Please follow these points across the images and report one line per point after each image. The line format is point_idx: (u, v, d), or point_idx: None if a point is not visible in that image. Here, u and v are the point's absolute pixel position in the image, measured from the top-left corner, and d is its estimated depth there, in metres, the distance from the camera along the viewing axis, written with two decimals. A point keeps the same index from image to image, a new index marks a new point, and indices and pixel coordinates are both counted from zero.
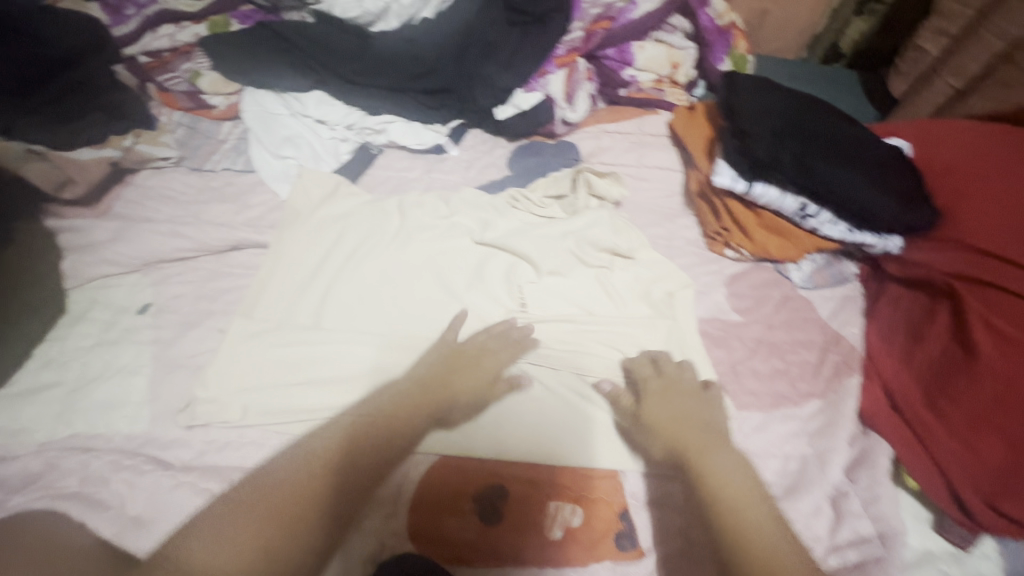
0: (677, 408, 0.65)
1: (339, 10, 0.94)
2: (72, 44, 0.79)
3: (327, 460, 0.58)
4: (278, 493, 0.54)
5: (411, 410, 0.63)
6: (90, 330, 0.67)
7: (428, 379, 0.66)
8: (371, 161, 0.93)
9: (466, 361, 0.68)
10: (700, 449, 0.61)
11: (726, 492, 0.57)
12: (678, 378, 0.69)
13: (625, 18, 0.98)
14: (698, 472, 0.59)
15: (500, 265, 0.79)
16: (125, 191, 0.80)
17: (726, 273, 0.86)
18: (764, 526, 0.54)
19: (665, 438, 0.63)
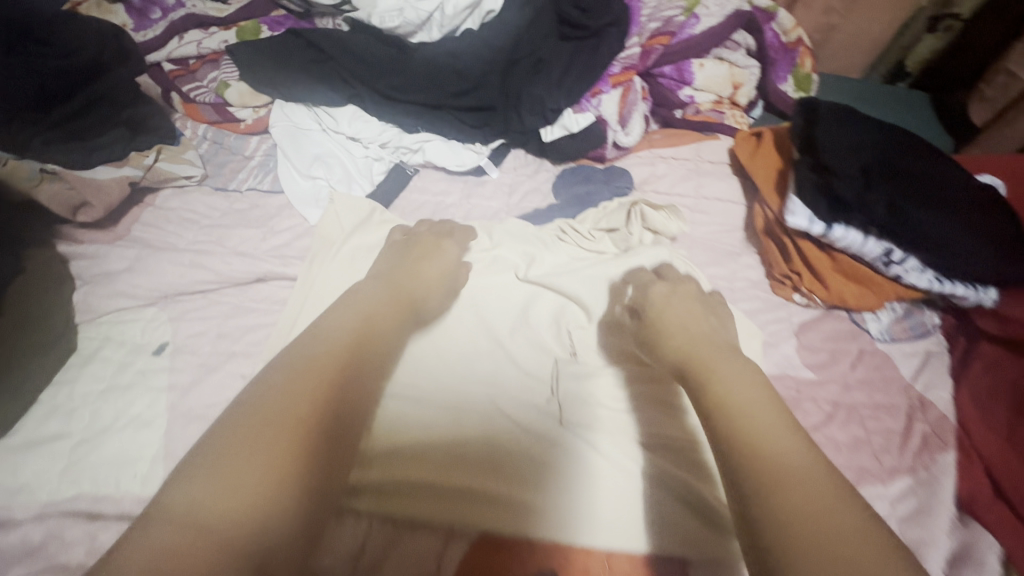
0: (685, 319, 0.64)
1: (377, 20, 0.88)
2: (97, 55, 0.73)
3: (333, 382, 0.50)
4: (311, 352, 0.51)
5: (387, 316, 0.61)
6: (102, 371, 0.61)
7: (392, 277, 0.67)
8: (405, 182, 0.86)
9: (412, 258, 0.71)
10: (706, 360, 0.56)
11: (729, 389, 0.51)
12: (677, 289, 0.69)
13: (685, 33, 0.90)
14: (703, 373, 0.55)
15: (544, 306, 0.73)
16: (145, 213, 0.75)
17: (794, 321, 0.77)
18: (761, 408, 0.49)
19: (675, 346, 0.60)
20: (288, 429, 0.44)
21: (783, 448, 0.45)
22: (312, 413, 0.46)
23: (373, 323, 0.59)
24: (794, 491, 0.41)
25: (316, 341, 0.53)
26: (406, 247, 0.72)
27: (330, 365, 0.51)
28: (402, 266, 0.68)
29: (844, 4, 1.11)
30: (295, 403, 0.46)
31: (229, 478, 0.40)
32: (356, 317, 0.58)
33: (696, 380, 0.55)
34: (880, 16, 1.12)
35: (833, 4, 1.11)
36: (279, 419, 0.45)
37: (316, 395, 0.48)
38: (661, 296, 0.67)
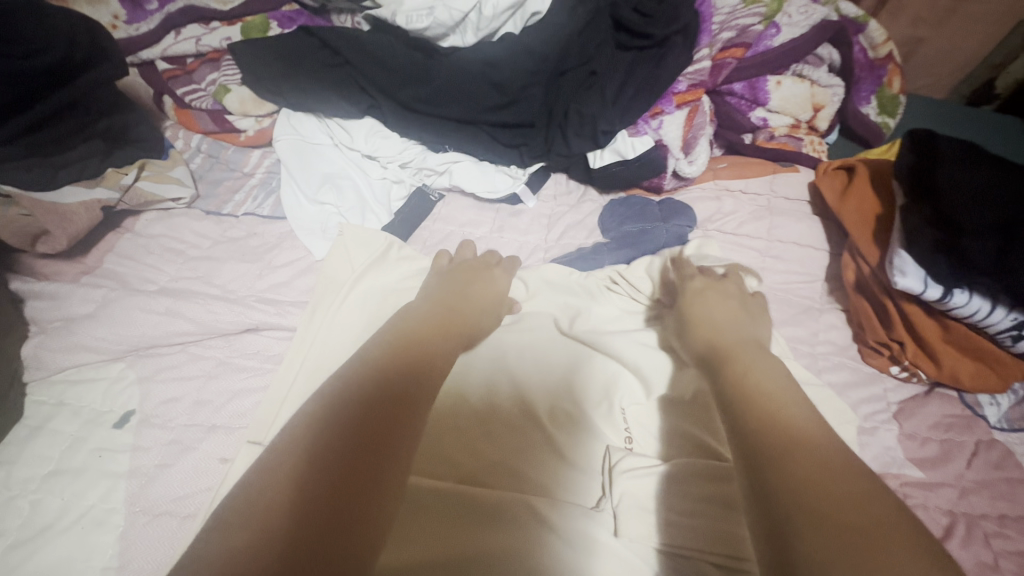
0: (721, 310, 0.55)
1: (402, 20, 0.74)
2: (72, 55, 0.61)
3: (383, 419, 0.38)
4: (370, 369, 0.42)
5: (435, 332, 0.50)
6: (50, 449, 0.49)
7: (442, 297, 0.56)
8: (428, 210, 0.74)
9: (460, 276, 0.60)
10: (734, 349, 0.48)
11: (751, 374, 0.43)
12: (719, 286, 0.59)
13: (762, 45, 0.77)
14: (730, 364, 0.46)
15: (595, 383, 0.59)
16: (122, 242, 0.63)
17: (891, 400, 0.64)
18: (776, 388, 0.41)
19: (705, 338, 0.52)
20: (314, 476, 0.34)
21: (798, 423, 0.37)
22: (345, 463, 0.34)
23: (425, 346, 0.47)
24: (798, 461, 0.33)
25: (366, 366, 0.43)
26: (450, 271, 0.61)
27: (377, 399, 0.39)
28: (456, 286, 0.58)
29: (937, 15, 0.96)
30: (328, 442, 0.36)
31: (238, 522, 0.31)
32: (393, 333, 0.48)
33: (722, 371, 0.45)
34: (978, 30, 0.98)
35: (922, 15, 0.97)
36: (308, 455, 0.35)
37: (355, 434, 0.36)
38: (695, 287, 0.59)
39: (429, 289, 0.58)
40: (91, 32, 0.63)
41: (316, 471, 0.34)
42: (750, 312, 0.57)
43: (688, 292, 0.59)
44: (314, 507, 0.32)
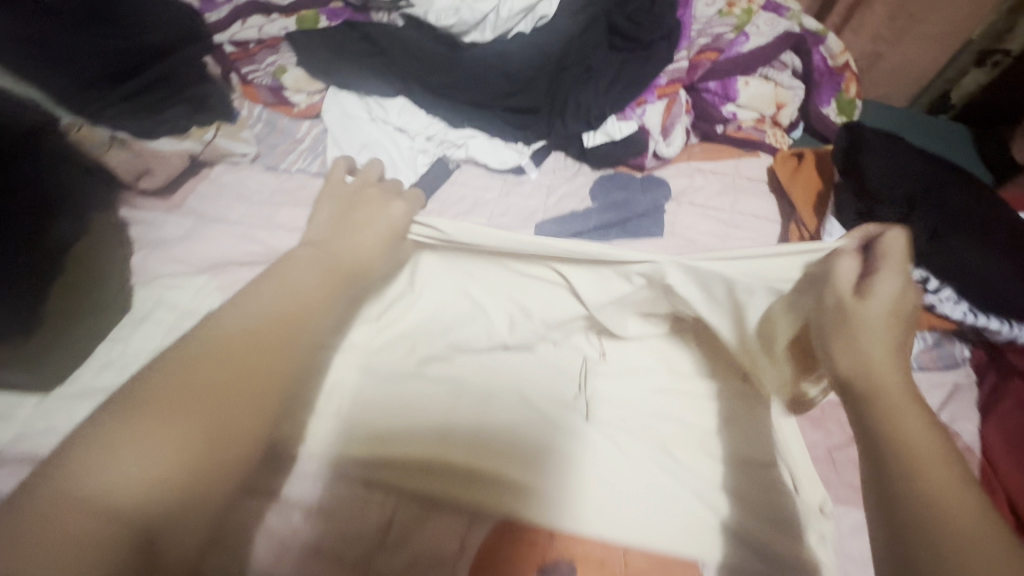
0: (887, 333, 0.46)
1: (433, 18, 0.89)
2: (169, 38, 0.78)
3: (268, 373, 0.44)
4: (254, 315, 0.47)
5: (327, 282, 0.53)
6: (154, 332, 0.64)
7: (326, 242, 0.57)
8: (447, 175, 0.89)
9: (352, 222, 0.60)
10: (892, 390, 0.43)
11: (911, 432, 0.41)
12: (902, 299, 0.48)
13: (734, 51, 0.92)
14: (885, 404, 0.42)
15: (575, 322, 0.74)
16: (201, 185, 0.78)
17: None
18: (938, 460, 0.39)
19: (858, 361, 0.46)
20: (223, 413, 0.41)
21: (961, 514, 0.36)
22: (231, 391, 0.42)
23: (307, 295, 0.51)
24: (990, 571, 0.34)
25: (256, 317, 0.47)
26: (352, 196, 0.64)
27: (265, 348, 0.45)
28: (341, 223, 0.60)
29: (892, 33, 1.11)
30: (237, 385, 0.42)
31: (150, 455, 0.37)
32: (280, 278, 0.51)
33: (872, 418, 0.43)
34: (929, 48, 1.11)
35: (880, 32, 1.11)
36: (208, 397, 0.41)
37: (250, 381, 0.43)
38: (881, 292, 0.48)
39: (321, 223, 0.61)
40: (188, 21, 0.81)
41: (222, 413, 0.41)
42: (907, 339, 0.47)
43: (864, 304, 0.48)
44: (220, 446, 0.40)
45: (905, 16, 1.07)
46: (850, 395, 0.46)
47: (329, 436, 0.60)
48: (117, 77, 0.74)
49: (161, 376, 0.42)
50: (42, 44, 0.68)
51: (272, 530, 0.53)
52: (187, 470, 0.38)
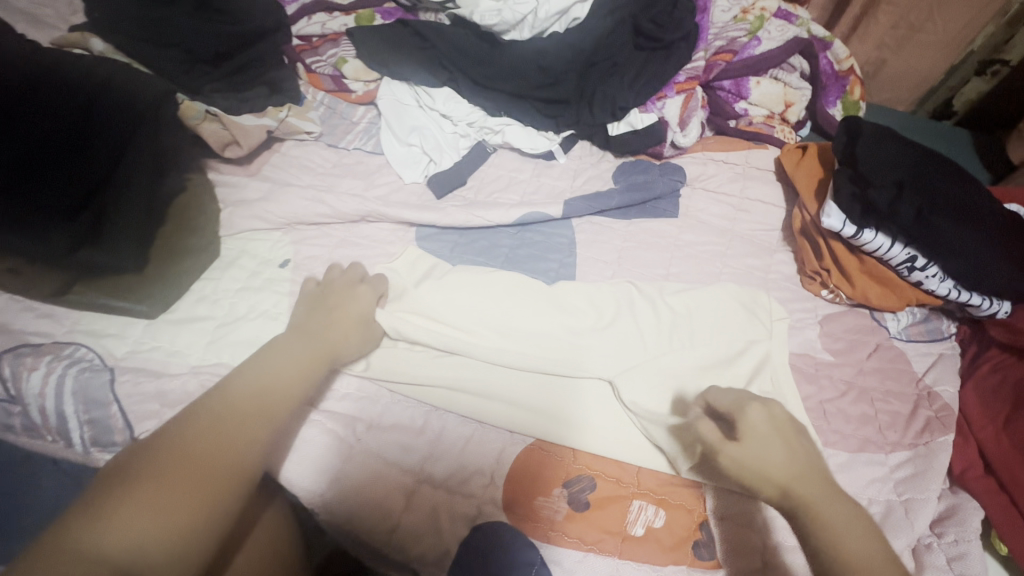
0: (786, 447, 0.56)
1: (477, 18, 1.00)
2: (263, 25, 0.90)
3: (241, 459, 0.52)
4: (233, 403, 0.55)
5: (301, 368, 0.61)
6: (239, 275, 0.75)
7: (305, 328, 0.66)
8: (484, 157, 0.99)
9: (328, 304, 0.69)
10: (816, 499, 0.52)
11: (847, 539, 0.49)
12: (773, 418, 0.58)
13: (747, 53, 1.03)
14: (819, 521, 0.51)
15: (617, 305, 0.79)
16: (274, 157, 0.89)
17: (819, 312, 0.86)
18: (871, 560, 0.48)
19: (777, 482, 0.53)
20: (212, 482, 0.49)
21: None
22: (208, 475, 0.49)
23: (284, 380, 0.59)
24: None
25: (237, 412, 0.54)
26: (325, 288, 0.72)
27: (243, 428, 0.53)
28: (321, 313, 0.68)
29: (897, 41, 1.19)
30: (208, 467, 0.49)
31: (135, 534, 0.43)
32: (257, 367, 0.59)
33: (814, 532, 0.50)
34: (933, 56, 1.19)
35: (885, 41, 1.20)
36: (182, 485, 0.47)
37: (224, 459, 0.51)
38: (759, 430, 0.57)
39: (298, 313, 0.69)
40: (276, 13, 0.92)
41: (197, 504, 0.47)
42: (796, 439, 0.57)
43: (747, 427, 0.57)
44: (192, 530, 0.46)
45: (905, 26, 1.16)
46: (784, 509, 0.53)
47: (393, 363, 0.70)
48: (217, 60, 0.87)
49: (168, 444, 0.50)
50: (160, 30, 0.82)
51: (340, 437, 0.65)
52: (168, 548, 0.44)
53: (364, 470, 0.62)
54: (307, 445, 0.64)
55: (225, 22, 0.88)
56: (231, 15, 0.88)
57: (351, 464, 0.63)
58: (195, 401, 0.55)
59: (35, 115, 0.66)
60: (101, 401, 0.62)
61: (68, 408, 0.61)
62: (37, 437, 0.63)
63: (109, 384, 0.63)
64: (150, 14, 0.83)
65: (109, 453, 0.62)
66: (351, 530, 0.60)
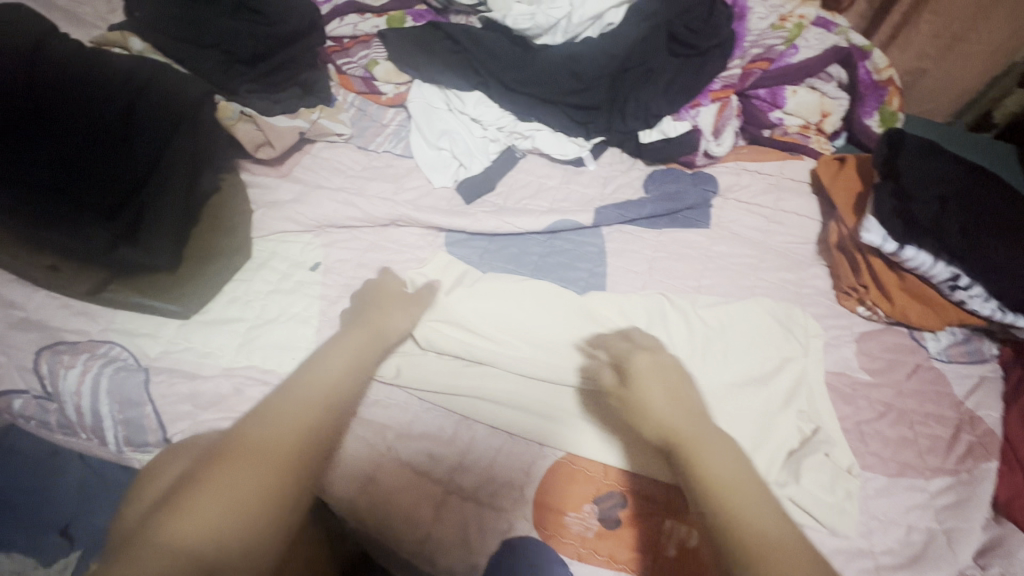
0: (665, 388, 0.58)
1: (511, 21, 0.99)
2: (298, 28, 0.90)
3: (315, 444, 0.51)
4: (302, 391, 0.55)
5: (361, 358, 0.62)
6: (270, 277, 0.75)
7: (361, 325, 0.66)
8: (514, 163, 0.99)
9: (381, 304, 0.70)
10: (692, 435, 0.53)
11: (716, 466, 0.51)
12: (657, 362, 0.62)
13: (784, 61, 1.00)
14: (689, 450, 0.52)
15: (657, 317, 0.78)
16: (305, 159, 0.89)
17: (855, 329, 0.84)
18: (743, 485, 0.49)
19: (656, 422, 0.56)
20: (290, 466, 0.49)
21: (762, 521, 0.46)
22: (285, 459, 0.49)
23: (349, 368, 0.60)
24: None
25: (298, 400, 0.53)
26: (375, 291, 0.72)
27: (314, 414, 0.53)
28: (372, 312, 0.68)
29: (938, 51, 1.16)
30: (285, 451, 0.49)
31: (222, 517, 0.43)
32: (320, 359, 0.59)
33: (682, 462, 0.52)
34: (975, 67, 1.16)
35: (926, 50, 1.17)
36: (261, 470, 0.47)
37: (301, 443, 0.50)
38: (642, 374, 0.60)
39: (353, 316, 0.69)
40: (311, 15, 0.92)
41: (265, 495, 0.46)
42: (679, 381, 0.60)
43: (633, 370, 0.61)
44: (258, 523, 0.45)
45: (949, 35, 1.13)
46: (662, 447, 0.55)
47: (423, 371, 0.69)
48: (253, 61, 0.86)
49: (247, 434, 0.50)
50: (201, 31, 0.84)
51: (371, 444, 0.65)
52: (250, 531, 0.44)
53: (398, 480, 0.62)
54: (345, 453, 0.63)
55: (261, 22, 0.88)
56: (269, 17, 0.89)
57: (386, 473, 0.62)
58: (270, 393, 0.55)
59: (82, 115, 0.69)
60: (135, 401, 0.62)
61: (103, 407, 0.62)
62: (73, 435, 0.63)
63: (144, 384, 0.63)
64: (189, 14, 0.84)
65: (141, 452, 0.62)
66: (389, 538, 0.60)
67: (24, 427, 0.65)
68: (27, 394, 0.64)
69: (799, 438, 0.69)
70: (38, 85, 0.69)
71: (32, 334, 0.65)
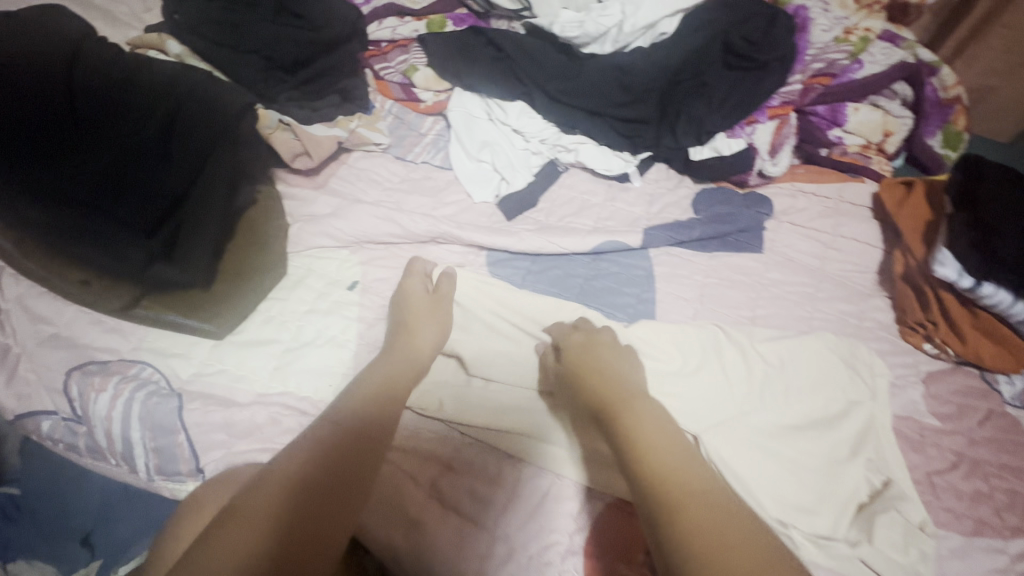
0: (600, 366, 0.62)
1: (558, 29, 0.95)
2: (341, 33, 0.87)
3: (346, 477, 0.52)
4: (334, 422, 0.56)
5: (396, 390, 0.61)
6: (307, 296, 0.71)
7: (392, 352, 0.65)
8: (556, 177, 0.94)
9: (408, 318, 0.68)
10: (620, 400, 0.57)
11: (640, 428, 0.53)
12: (593, 338, 0.66)
13: (847, 76, 0.95)
14: (617, 417, 0.55)
15: (724, 354, 0.73)
16: (341, 169, 0.85)
17: (921, 369, 0.79)
18: (670, 444, 0.52)
19: (589, 397, 0.59)
20: (316, 502, 0.49)
21: (674, 473, 0.49)
22: (309, 490, 0.49)
23: (385, 397, 0.60)
24: (737, 531, 0.44)
25: (324, 432, 0.54)
26: (407, 309, 0.69)
27: (346, 446, 0.54)
28: (399, 330, 0.67)
29: (1009, 67, 1.09)
30: (306, 482, 0.50)
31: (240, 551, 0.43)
32: (357, 391, 0.60)
33: (612, 427, 0.55)
34: None
35: (995, 66, 1.10)
36: (277, 502, 0.47)
37: (333, 479, 0.51)
38: (576, 351, 0.64)
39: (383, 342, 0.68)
40: (355, 19, 0.89)
41: (263, 518, 0.46)
42: (621, 356, 0.64)
43: (567, 347, 0.65)
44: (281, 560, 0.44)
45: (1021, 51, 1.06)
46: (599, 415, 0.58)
47: (467, 405, 0.65)
48: (292, 68, 0.83)
49: (277, 469, 0.51)
50: (240, 36, 0.81)
51: (417, 483, 0.61)
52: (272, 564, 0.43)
53: (446, 518, 0.58)
54: (397, 501, 0.59)
55: (303, 28, 0.85)
56: (312, 22, 0.86)
57: (431, 518, 0.58)
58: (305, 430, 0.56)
59: (128, 130, 0.67)
60: (169, 428, 0.59)
61: (134, 434, 0.59)
62: (101, 460, 0.61)
63: (177, 412, 0.60)
64: (231, 17, 0.82)
65: (172, 482, 0.59)
66: None
67: (52, 449, 0.62)
68: (55, 416, 0.61)
69: (869, 490, 0.64)
70: (79, 97, 0.67)
71: (63, 353, 0.63)
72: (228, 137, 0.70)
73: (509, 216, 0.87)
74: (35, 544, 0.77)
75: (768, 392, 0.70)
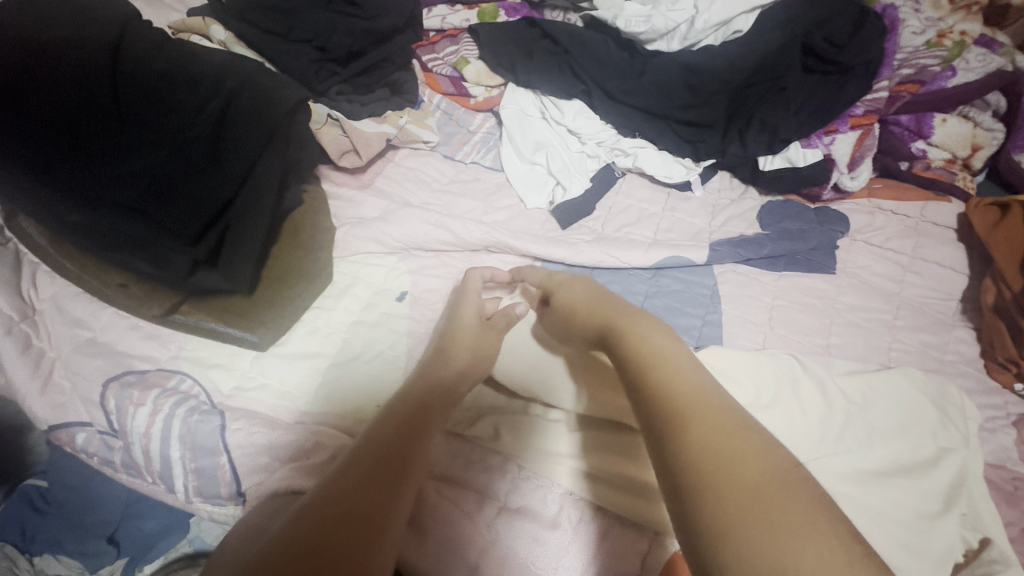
0: (593, 294, 0.58)
1: (622, 23, 0.88)
2: (394, 24, 0.81)
3: (393, 498, 0.43)
4: (374, 444, 0.46)
5: (439, 401, 0.53)
6: (354, 306, 0.67)
7: (428, 367, 0.57)
8: (612, 183, 0.87)
9: (458, 332, 0.61)
10: (620, 316, 0.51)
11: (646, 338, 0.47)
12: (584, 278, 0.62)
13: (937, 84, 0.88)
14: (619, 328, 0.50)
15: (802, 387, 0.66)
16: (388, 168, 0.80)
17: (1011, 410, 0.71)
18: (672, 350, 0.45)
19: (586, 324, 0.55)
20: (359, 525, 0.40)
21: (675, 376, 0.42)
22: (349, 509, 0.40)
23: (424, 400, 0.52)
24: (742, 441, 0.37)
25: (366, 448, 0.46)
26: (465, 317, 0.63)
27: (386, 462, 0.45)
28: (448, 337, 0.61)
29: None
30: (339, 494, 0.41)
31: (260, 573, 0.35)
32: (411, 400, 0.52)
33: (614, 339, 0.49)
34: None
35: None
36: (312, 540, 0.37)
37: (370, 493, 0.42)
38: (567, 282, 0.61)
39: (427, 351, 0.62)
40: (411, 9, 0.84)
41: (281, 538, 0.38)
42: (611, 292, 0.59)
43: (559, 288, 0.62)
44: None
45: None
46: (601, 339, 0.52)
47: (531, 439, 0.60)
48: (344, 61, 0.79)
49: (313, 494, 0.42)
50: (291, 24, 0.77)
51: (474, 515, 0.56)
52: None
53: (509, 561, 0.53)
54: (467, 535, 0.55)
55: (355, 15, 0.80)
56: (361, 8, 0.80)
57: (489, 562, 0.53)
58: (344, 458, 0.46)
59: (172, 127, 0.63)
60: (210, 449, 0.56)
61: (174, 454, 0.56)
62: (137, 476, 0.58)
63: (219, 431, 0.56)
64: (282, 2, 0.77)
65: (212, 504, 0.57)
66: None
67: (86, 461, 0.60)
68: (89, 428, 0.58)
69: (963, 548, 0.58)
70: (123, 85, 0.62)
71: (98, 361, 0.59)
72: (281, 135, 0.66)
73: (564, 224, 0.81)
74: (60, 537, 0.72)
75: (851, 432, 0.63)
